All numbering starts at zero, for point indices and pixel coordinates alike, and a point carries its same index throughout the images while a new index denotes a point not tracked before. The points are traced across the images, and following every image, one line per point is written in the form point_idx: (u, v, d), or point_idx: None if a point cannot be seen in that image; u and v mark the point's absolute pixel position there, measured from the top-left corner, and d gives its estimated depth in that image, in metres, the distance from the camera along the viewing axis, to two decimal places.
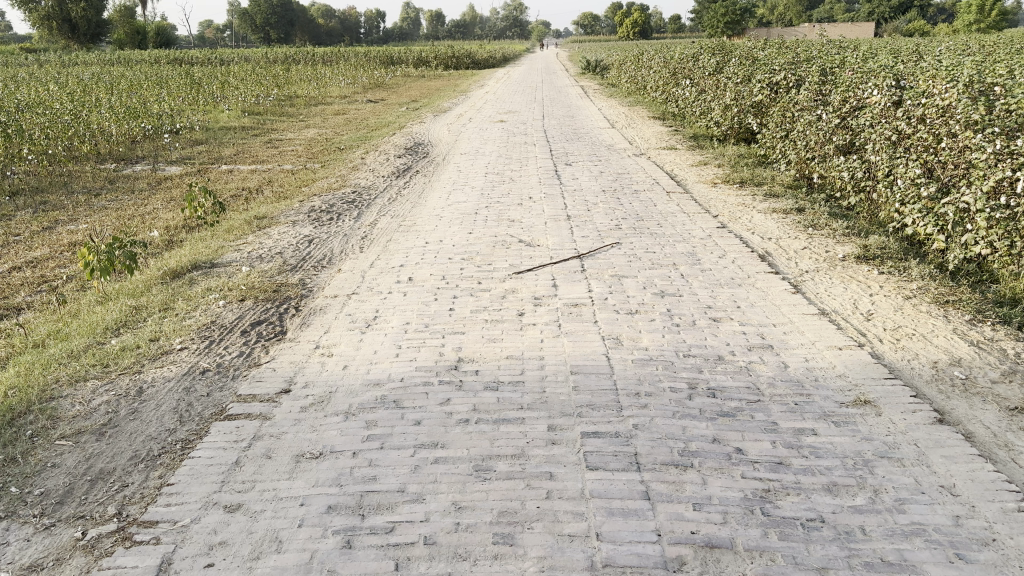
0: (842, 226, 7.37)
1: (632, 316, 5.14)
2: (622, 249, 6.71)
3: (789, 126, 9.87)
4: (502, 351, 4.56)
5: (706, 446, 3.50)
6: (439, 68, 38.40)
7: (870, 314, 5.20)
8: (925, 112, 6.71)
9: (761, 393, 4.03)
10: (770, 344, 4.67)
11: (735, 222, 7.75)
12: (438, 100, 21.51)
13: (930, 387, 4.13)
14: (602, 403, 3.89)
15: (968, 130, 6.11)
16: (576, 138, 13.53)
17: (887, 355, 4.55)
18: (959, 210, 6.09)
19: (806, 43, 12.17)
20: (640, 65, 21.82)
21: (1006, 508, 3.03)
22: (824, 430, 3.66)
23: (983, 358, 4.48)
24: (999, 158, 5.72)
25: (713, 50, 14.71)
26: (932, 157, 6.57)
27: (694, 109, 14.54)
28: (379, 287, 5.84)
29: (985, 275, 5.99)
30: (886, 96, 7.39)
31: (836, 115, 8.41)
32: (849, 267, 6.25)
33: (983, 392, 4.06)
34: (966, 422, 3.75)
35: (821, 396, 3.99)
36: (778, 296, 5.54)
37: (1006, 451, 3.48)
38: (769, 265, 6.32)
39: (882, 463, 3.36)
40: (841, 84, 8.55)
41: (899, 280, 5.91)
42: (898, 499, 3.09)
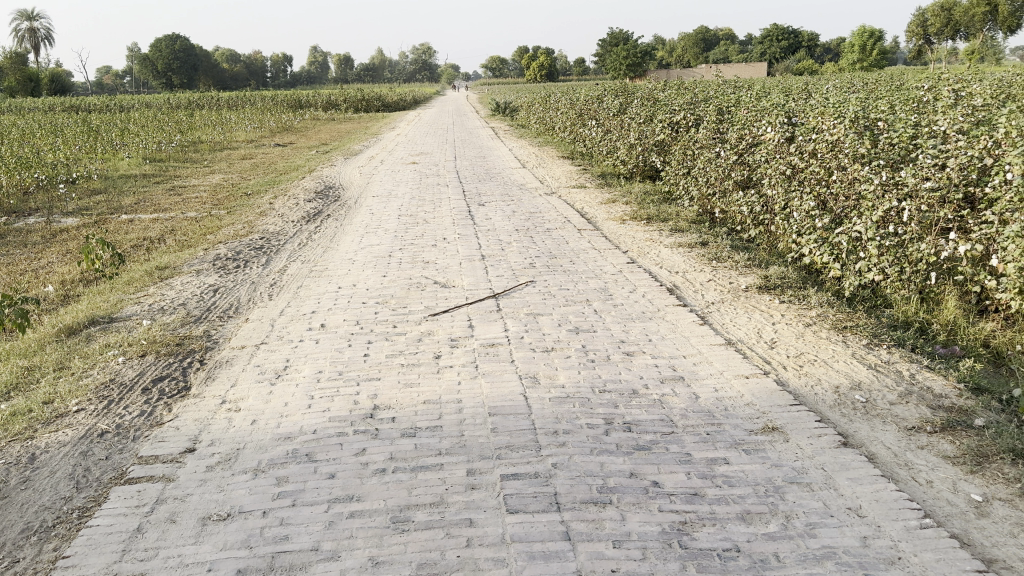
0: (744, 258, 7.63)
1: (548, 353, 5.15)
2: (536, 287, 6.75)
3: (691, 163, 10.23)
4: (418, 396, 4.48)
5: (624, 482, 3.50)
6: (349, 110, 38.32)
7: (774, 342, 5.38)
8: (816, 147, 7.09)
9: (674, 424, 4.08)
10: (682, 375, 4.76)
11: (644, 257, 7.92)
12: (349, 142, 21.43)
13: (833, 411, 4.27)
14: (520, 444, 3.86)
15: (856, 163, 6.48)
16: (488, 178, 13.67)
17: (792, 382, 4.69)
18: (851, 239, 6.39)
19: (704, 84, 12.71)
20: (548, 106, 22.34)
21: (909, 526, 3.14)
22: (737, 458, 3.72)
23: (881, 380, 4.67)
24: (885, 188, 6.10)
25: (617, 92, 15.17)
26: (824, 190, 6.91)
27: (600, 148, 14.92)
28: (289, 335, 5.68)
29: (879, 301, 6.27)
30: (780, 133, 7.78)
31: (734, 152, 8.78)
32: (752, 297, 6.45)
33: (882, 413, 4.23)
34: (869, 443, 3.89)
35: (732, 425, 4.07)
36: (688, 328, 5.67)
37: (906, 470, 3.62)
38: (678, 298, 6.47)
39: (793, 488, 3.44)
40: (737, 122, 8.95)
41: (800, 308, 6.13)
42: (809, 523, 3.16)
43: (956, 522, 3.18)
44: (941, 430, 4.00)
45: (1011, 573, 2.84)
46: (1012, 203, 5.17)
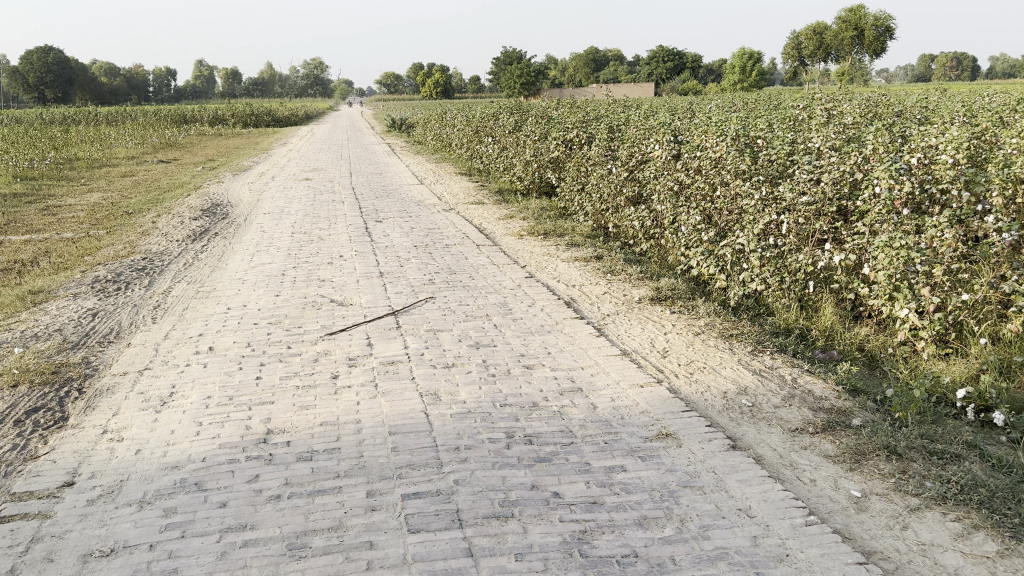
0: (636, 271, 7.84)
1: (448, 369, 5.14)
2: (435, 303, 6.74)
3: (584, 180, 10.47)
4: (314, 418, 4.38)
5: (525, 494, 3.53)
6: (238, 126, 37.26)
7: (666, 351, 5.55)
8: (701, 164, 7.42)
9: (574, 435, 4.15)
10: (580, 386, 4.84)
11: (542, 271, 8.03)
12: (238, 158, 20.84)
13: (722, 416, 4.44)
14: (421, 462, 3.83)
15: (738, 178, 6.82)
16: (385, 195, 13.57)
17: (683, 389, 4.85)
18: (735, 251, 6.67)
19: (595, 103, 13.05)
20: (445, 123, 22.43)
21: (795, 524, 3.29)
22: (633, 465, 3.81)
23: (766, 385, 4.89)
24: (766, 203, 6.43)
25: (512, 110, 15.38)
26: (709, 205, 7.20)
27: (496, 165, 15.07)
28: (176, 359, 5.45)
29: (762, 309, 6.55)
30: (667, 150, 8.10)
31: (625, 169, 9.06)
32: (645, 308, 6.64)
33: (767, 416, 4.44)
34: (756, 446, 4.06)
35: (628, 433, 4.17)
36: (584, 340, 5.78)
37: (791, 470, 3.80)
38: (574, 310, 6.59)
39: (686, 492, 3.55)
40: (627, 140, 9.24)
41: (689, 318, 6.35)
42: (702, 526, 3.26)
43: (837, 517, 3.36)
44: (822, 430, 4.22)
45: (888, 563, 3.02)
46: (880, 215, 5.56)
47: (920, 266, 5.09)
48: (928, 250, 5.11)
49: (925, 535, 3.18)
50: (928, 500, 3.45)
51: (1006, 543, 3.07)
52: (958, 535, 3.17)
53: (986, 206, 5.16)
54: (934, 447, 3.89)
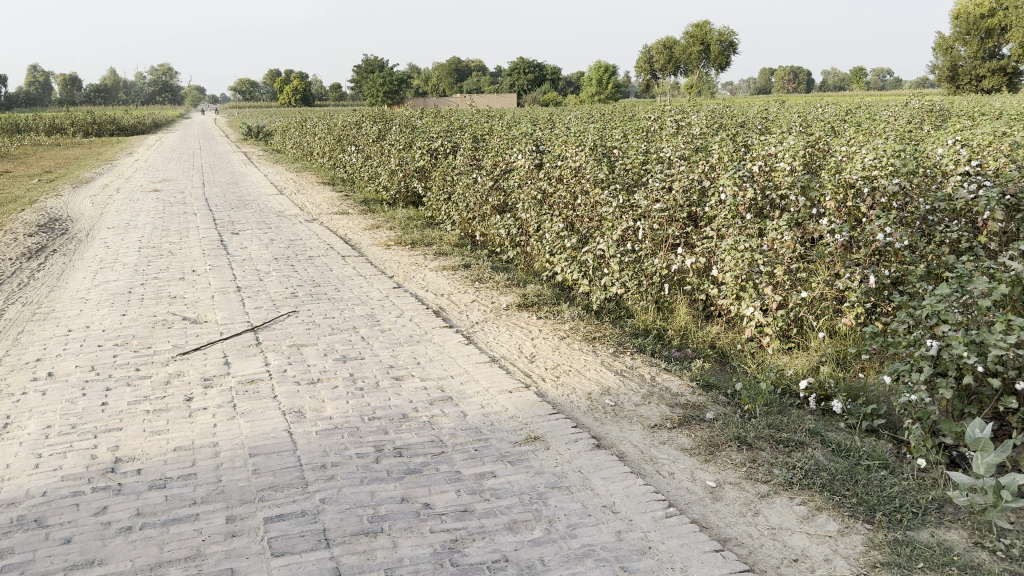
0: (503, 278, 7.92)
1: (313, 385, 5.01)
2: (299, 317, 6.56)
3: (450, 189, 10.49)
4: (169, 443, 4.16)
5: (395, 508, 3.49)
6: (78, 135, 34.86)
7: (533, 356, 5.64)
8: (562, 173, 7.63)
9: (444, 444, 4.14)
10: (450, 395, 4.84)
11: (409, 281, 7.98)
12: (79, 169, 19.49)
13: (586, 417, 4.56)
14: (285, 482, 3.72)
15: (597, 187, 7.05)
16: (243, 206, 13.07)
17: (550, 393, 4.94)
18: (596, 256, 6.87)
19: (459, 113, 13.14)
20: (306, 132, 21.90)
21: (656, 517, 3.42)
22: (503, 470, 3.85)
23: (627, 385, 5.07)
24: (623, 209, 6.68)
25: (375, 119, 15.25)
26: (571, 212, 7.39)
27: (360, 174, 14.85)
28: (10, 388, 5.04)
29: (623, 311, 6.75)
30: (530, 160, 8.28)
31: (490, 178, 9.16)
32: (512, 315, 6.72)
33: (629, 414, 4.60)
34: (618, 443, 4.20)
35: (498, 439, 4.20)
36: (453, 348, 5.79)
37: (651, 465, 3.95)
38: (442, 319, 6.59)
39: (554, 494, 3.62)
40: (491, 150, 9.36)
41: (554, 323, 6.48)
42: (570, 525, 3.34)
43: (695, 508, 3.52)
44: (679, 425, 4.42)
45: (741, 548, 3.19)
46: (726, 220, 5.90)
47: (763, 267, 5.43)
48: (770, 252, 5.46)
49: (774, 519, 3.39)
50: (776, 486, 3.67)
51: (846, 522, 3.31)
52: (804, 517, 3.39)
53: (819, 210, 5.56)
54: (781, 436, 4.15)
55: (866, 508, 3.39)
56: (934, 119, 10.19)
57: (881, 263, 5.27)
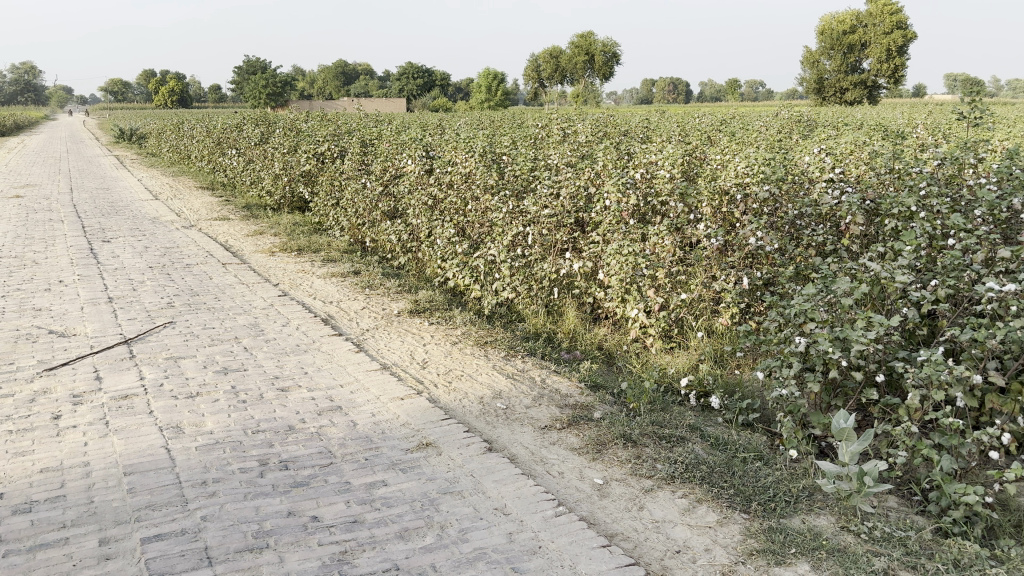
0: (395, 284, 7.77)
1: (192, 399, 4.81)
2: (177, 328, 6.29)
3: (337, 194, 10.30)
4: (34, 465, 3.91)
5: (281, 522, 3.39)
6: None
7: (424, 362, 5.61)
8: (452, 178, 7.65)
9: (332, 455, 4.05)
10: (339, 405, 4.75)
11: (296, 288, 7.80)
12: None
13: (478, 421, 4.57)
14: (163, 501, 3.56)
15: (487, 193, 7.12)
16: (114, 212, 12.42)
17: (442, 398, 4.92)
18: (487, 261, 6.91)
19: (346, 117, 12.97)
20: (183, 135, 21.03)
21: (547, 516, 3.45)
22: (394, 478, 3.78)
23: (517, 388, 5.11)
24: (513, 215, 6.76)
25: (257, 122, 14.82)
26: (461, 218, 7.41)
27: (242, 179, 14.39)
28: None
29: (514, 316, 6.73)
30: (420, 165, 8.27)
31: (379, 183, 9.07)
32: (403, 321, 6.65)
33: (520, 417, 4.64)
34: (509, 446, 4.23)
35: (389, 446, 4.14)
36: (342, 357, 5.69)
37: (542, 465, 4.00)
38: (331, 327, 6.47)
39: (446, 498, 3.58)
40: (380, 155, 9.28)
41: (446, 327, 6.45)
42: (461, 529, 3.31)
43: (584, 505, 3.58)
44: (568, 426, 4.50)
45: (627, 542, 3.26)
46: (611, 225, 6.06)
47: (646, 271, 5.62)
48: (652, 256, 5.66)
49: (658, 513, 3.48)
50: (660, 481, 3.79)
51: (724, 512, 3.45)
52: (685, 509, 3.50)
53: (698, 215, 5.78)
54: (664, 433, 4.29)
55: (743, 498, 3.54)
56: (801, 128, 10.79)
57: (755, 265, 5.53)
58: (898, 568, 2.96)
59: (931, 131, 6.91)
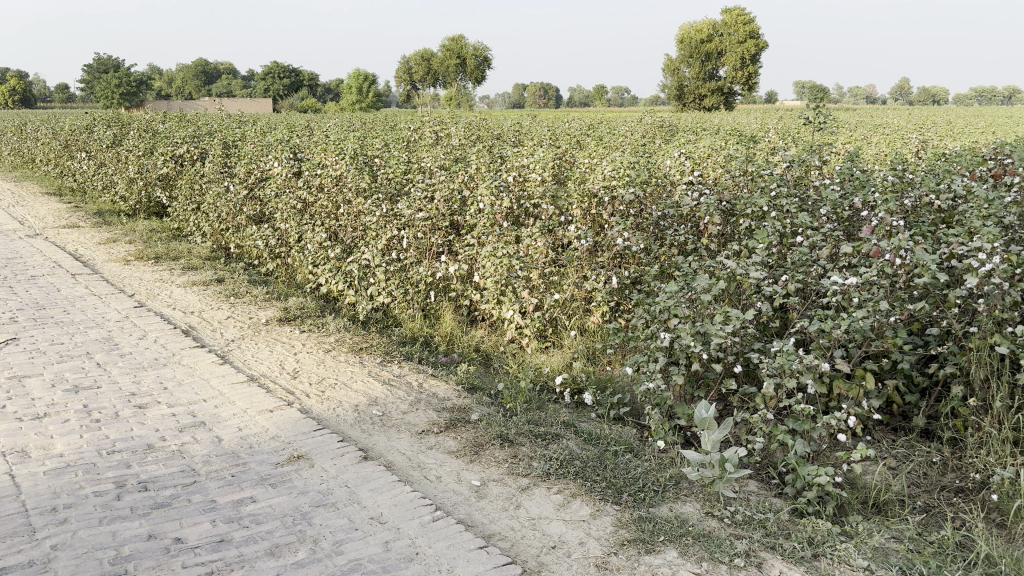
0: (262, 292, 7.49)
1: (38, 421, 4.47)
2: (20, 345, 5.83)
3: (198, 199, 9.84)
4: None
5: (140, 547, 3.19)
6: None
7: (295, 371, 5.43)
8: (321, 181, 7.47)
9: (196, 473, 3.86)
10: (203, 420, 4.54)
11: (154, 299, 7.39)
12: None
13: (352, 429, 4.47)
14: (7, 532, 3.28)
15: (359, 196, 7.00)
16: None
17: (314, 408, 4.78)
18: (362, 266, 6.66)
19: (208, 118, 12.43)
20: (25, 136, 19.55)
21: (423, 522, 3.40)
22: (263, 494, 3.64)
23: (393, 394, 5.04)
24: (387, 219, 6.66)
25: (109, 124, 13.96)
26: (333, 222, 7.19)
27: (92, 183, 13.49)
28: None
29: (390, 321, 6.57)
30: (287, 168, 8.03)
31: (244, 187, 8.73)
32: (272, 330, 6.41)
33: (396, 423, 4.58)
34: (385, 453, 4.16)
35: (257, 461, 3.98)
36: (206, 370, 5.44)
37: (418, 471, 3.95)
38: (193, 339, 6.16)
39: (319, 511, 3.47)
40: (244, 158, 8.94)
41: (318, 335, 6.25)
42: (335, 541, 3.21)
43: (461, 508, 3.56)
44: (445, 429, 4.48)
45: (504, 542, 3.27)
46: (485, 228, 6.09)
47: (520, 272, 5.67)
48: (526, 258, 5.73)
49: (534, 511, 3.52)
50: (535, 479, 3.83)
51: (597, 506, 3.53)
52: (560, 505, 3.55)
53: (568, 217, 5.90)
54: (539, 431, 4.35)
55: (615, 491, 3.63)
56: (664, 134, 11.23)
57: (624, 264, 5.69)
58: (759, 549, 3.12)
59: (781, 136, 7.34)
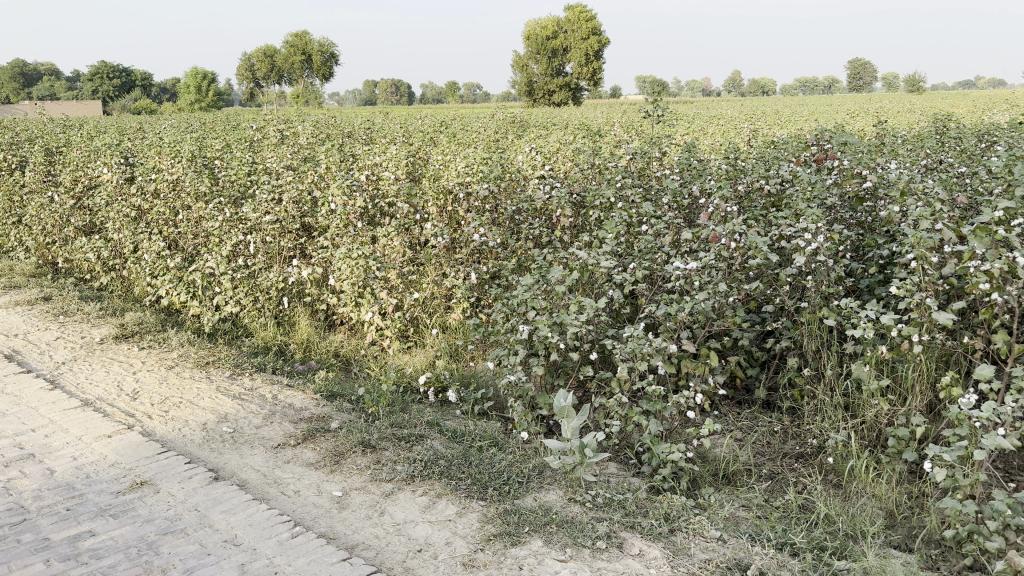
0: (95, 308, 6.97)
1: None
2: None
3: (18, 211, 9.04)
4: None
5: None
6: None
7: (135, 392, 5.08)
8: (157, 187, 7.04)
9: (25, 510, 3.53)
10: (31, 453, 4.16)
11: None
12: None
13: (202, 449, 4.24)
14: None
15: (200, 201, 6.65)
16: None
17: (158, 430, 4.49)
18: (206, 274, 6.34)
19: (27, 123, 11.45)
20: None
21: (282, 539, 3.27)
22: (104, 526, 3.38)
23: (246, 408, 4.81)
24: (232, 223, 6.37)
25: None
26: (171, 230, 6.80)
27: None
28: None
29: (240, 331, 6.25)
30: (118, 174, 7.52)
31: (70, 196, 8.10)
32: (108, 349, 5.96)
33: (249, 438, 4.38)
34: (239, 471, 3.97)
35: (96, 492, 3.70)
36: (33, 397, 5.00)
37: (275, 487, 3.80)
38: (17, 364, 5.64)
39: (167, 539, 3.26)
40: (69, 165, 8.30)
41: (160, 351, 5.87)
42: (186, 569, 3.03)
43: (322, 521, 3.45)
44: (303, 441, 4.33)
45: (368, 551, 3.19)
46: (338, 229, 5.94)
47: (377, 272, 5.56)
48: (382, 257, 5.63)
49: (398, 516, 3.46)
50: (399, 483, 3.77)
51: (463, 503, 3.51)
52: (425, 507, 3.51)
53: (423, 215, 5.85)
54: (402, 433, 4.29)
55: (479, 487, 3.63)
56: (516, 129, 11.39)
57: (482, 260, 5.70)
58: (619, 530, 3.21)
59: (625, 128, 7.61)
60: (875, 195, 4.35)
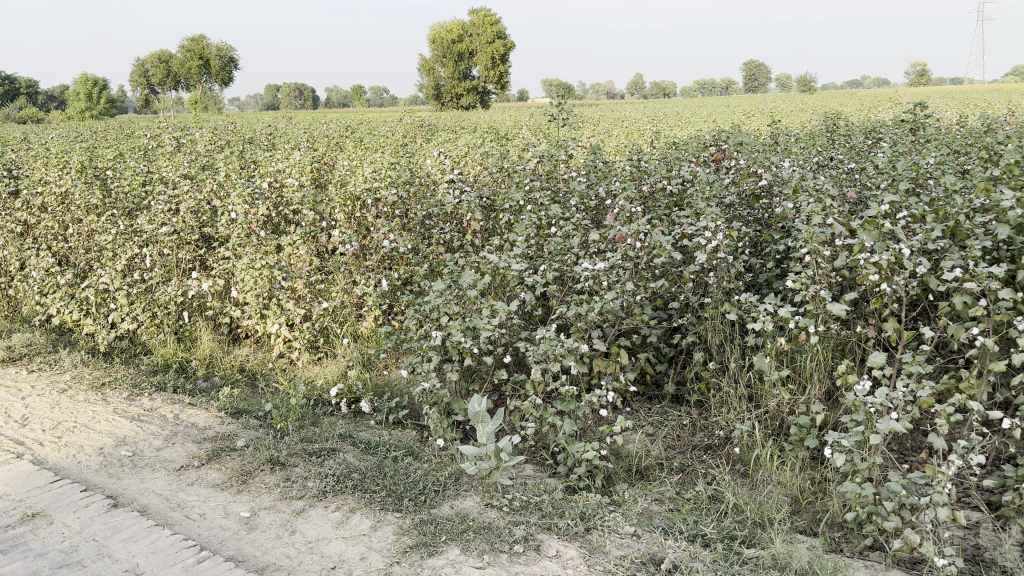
0: None
1: None
2: None
3: None
4: None
5: None
6: None
7: (25, 418, 4.79)
8: (44, 200, 6.70)
9: None
10: None
11: None
12: None
13: (98, 475, 4.03)
14: None
15: (91, 214, 6.36)
16: None
17: (50, 458, 4.25)
18: (99, 291, 6.03)
19: None
20: None
21: (188, 565, 3.14)
22: None
23: (145, 430, 4.61)
24: (126, 236, 6.11)
25: None
26: (60, 245, 6.46)
27: None
28: None
29: (139, 349, 5.98)
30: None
31: None
32: None
33: (150, 462, 4.20)
34: (140, 496, 3.79)
35: None
36: None
37: (179, 511, 3.65)
38: None
39: (63, 573, 3.09)
40: None
41: (51, 374, 5.55)
42: None
43: (230, 544, 3.34)
44: (208, 461, 4.18)
45: (280, 571, 3.10)
46: (240, 239, 5.76)
47: (283, 282, 5.41)
48: (288, 267, 5.49)
49: (311, 533, 3.37)
50: (311, 499, 3.68)
51: (378, 516, 3.45)
52: (338, 523, 3.44)
53: (330, 222, 5.74)
54: (312, 448, 4.19)
55: (394, 498, 3.59)
56: (423, 133, 11.34)
57: (393, 266, 5.63)
58: (536, 532, 3.22)
59: (532, 131, 7.67)
60: (770, 192, 4.51)
